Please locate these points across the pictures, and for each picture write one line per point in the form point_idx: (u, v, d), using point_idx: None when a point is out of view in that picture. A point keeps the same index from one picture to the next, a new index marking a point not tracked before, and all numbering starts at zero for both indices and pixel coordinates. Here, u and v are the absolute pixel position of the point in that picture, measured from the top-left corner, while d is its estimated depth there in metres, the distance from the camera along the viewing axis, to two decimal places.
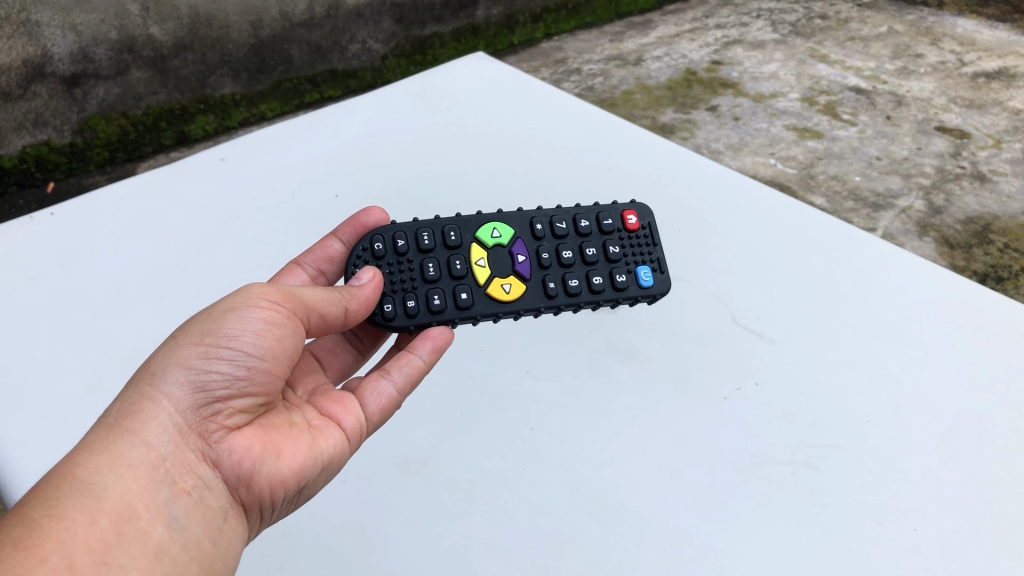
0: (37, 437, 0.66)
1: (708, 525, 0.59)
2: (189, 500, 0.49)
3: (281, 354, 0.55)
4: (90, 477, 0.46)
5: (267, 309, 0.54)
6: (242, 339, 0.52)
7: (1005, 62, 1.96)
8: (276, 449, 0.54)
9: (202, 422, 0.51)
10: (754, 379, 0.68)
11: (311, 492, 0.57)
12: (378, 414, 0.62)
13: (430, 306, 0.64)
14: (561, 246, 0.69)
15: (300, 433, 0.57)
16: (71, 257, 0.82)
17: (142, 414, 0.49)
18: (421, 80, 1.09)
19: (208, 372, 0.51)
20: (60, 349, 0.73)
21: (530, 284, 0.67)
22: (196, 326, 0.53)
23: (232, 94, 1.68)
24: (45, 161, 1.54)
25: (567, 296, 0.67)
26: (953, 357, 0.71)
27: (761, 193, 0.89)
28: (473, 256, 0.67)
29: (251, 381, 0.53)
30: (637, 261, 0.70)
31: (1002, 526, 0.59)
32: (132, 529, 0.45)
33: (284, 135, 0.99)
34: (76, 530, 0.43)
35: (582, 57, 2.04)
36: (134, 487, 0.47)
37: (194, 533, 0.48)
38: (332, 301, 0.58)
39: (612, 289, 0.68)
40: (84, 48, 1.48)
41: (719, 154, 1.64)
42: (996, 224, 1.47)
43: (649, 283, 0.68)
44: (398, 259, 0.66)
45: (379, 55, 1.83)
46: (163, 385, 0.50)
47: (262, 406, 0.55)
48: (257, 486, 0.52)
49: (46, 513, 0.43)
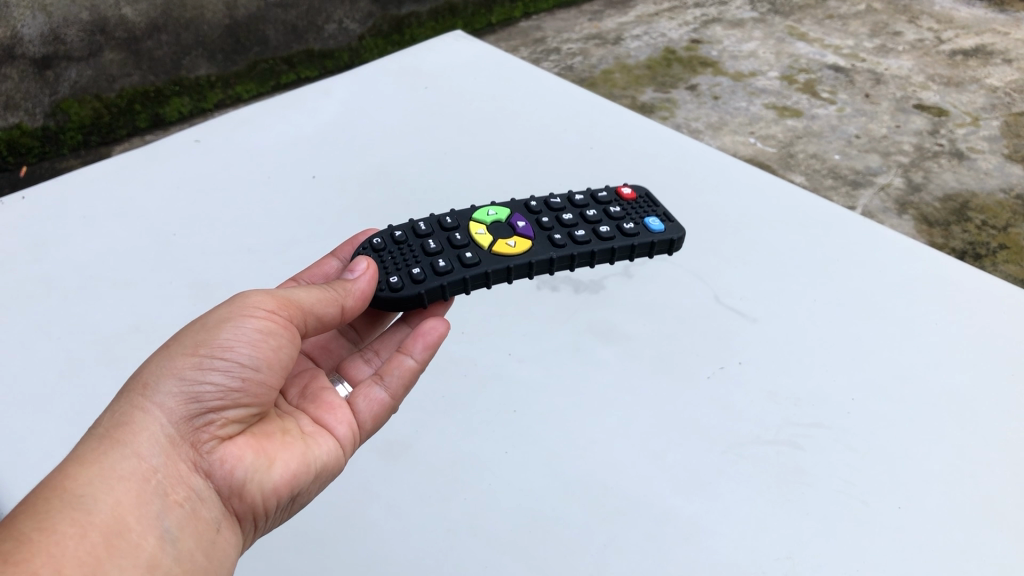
0: (13, 426, 0.64)
1: (693, 505, 0.60)
2: (181, 512, 0.48)
3: (276, 365, 0.54)
4: (80, 490, 0.44)
5: (262, 319, 0.53)
6: (237, 350, 0.52)
7: (983, 40, 1.98)
8: (270, 457, 0.53)
9: (195, 433, 0.50)
10: (737, 359, 0.69)
11: (304, 501, 0.57)
12: (371, 421, 0.61)
13: (438, 269, 0.62)
14: (559, 213, 0.68)
15: (293, 440, 0.56)
16: (44, 243, 0.80)
17: (134, 425, 0.48)
18: (400, 61, 1.08)
19: (202, 383, 0.50)
20: (33, 337, 0.71)
21: (536, 241, 0.65)
22: (190, 336, 0.52)
23: (208, 75, 1.63)
24: (17, 144, 1.50)
25: (576, 244, 0.65)
26: (934, 337, 0.72)
27: (741, 172, 0.90)
28: (473, 226, 0.66)
29: (245, 392, 0.52)
30: (643, 214, 0.69)
31: (984, 501, 0.60)
32: (123, 542, 0.44)
33: (261, 117, 0.97)
34: (66, 543, 0.42)
35: (561, 36, 2.03)
36: (125, 500, 0.45)
37: (185, 545, 0.47)
38: (328, 301, 0.57)
39: (622, 236, 0.66)
40: (56, 29, 1.45)
41: (698, 133, 1.63)
42: (974, 201, 1.49)
43: (659, 228, 0.67)
44: (398, 245, 0.65)
45: (356, 35, 1.80)
46: (155, 395, 0.49)
47: (256, 415, 0.54)
48: (250, 496, 0.52)
49: (36, 526, 0.42)
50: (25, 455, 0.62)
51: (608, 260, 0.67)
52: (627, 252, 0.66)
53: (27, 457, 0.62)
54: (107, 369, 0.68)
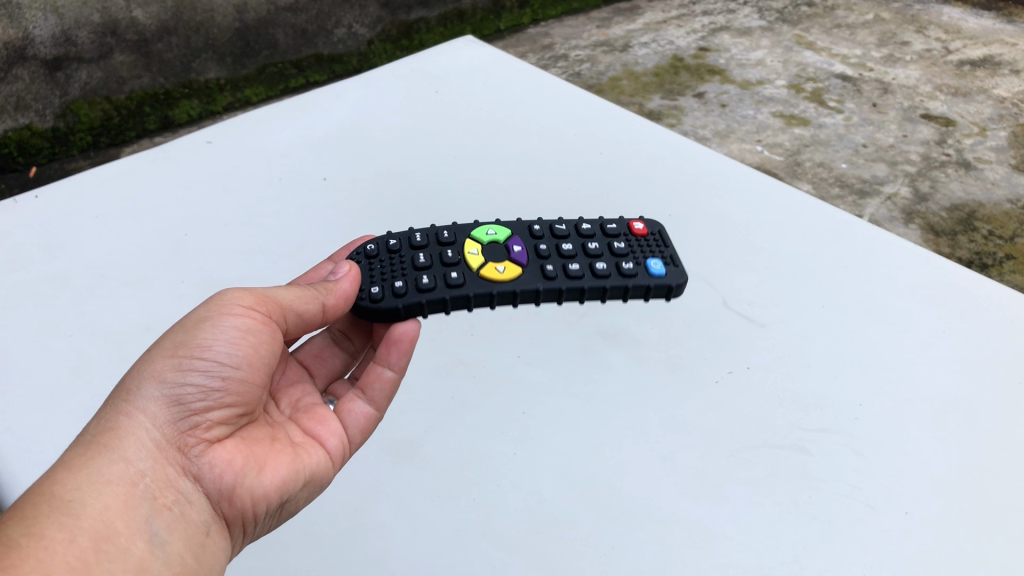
0: (22, 422, 0.65)
1: (701, 508, 0.59)
2: (171, 515, 0.50)
3: (257, 366, 0.57)
4: (69, 495, 0.47)
5: (240, 317, 0.55)
6: (217, 350, 0.54)
7: (991, 50, 1.98)
8: (258, 463, 0.56)
9: (182, 436, 0.53)
10: (745, 364, 0.69)
11: (293, 507, 0.59)
12: (359, 435, 0.65)
13: (419, 284, 0.63)
14: (561, 242, 0.69)
15: (282, 448, 0.60)
16: (55, 241, 0.81)
17: (120, 430, 0.50)
18: (410, 64, 1.09)
19: (184, 385, 0.53)
20: (44, 334, 0.71)
21: (527, 269, 0.65)
22: (169, 340, 0.54)
23: (217, 78, 1.65)
24: (28, 146, 1.51)
25: (567, 279, 0.65)
26: (941, 343, 0.71)
27: (749, 178, 0.90)
28: (467, 245, 0.67)
29: (228, 393, 0.55)
30: (646, 255, 0.68)
31: (991, 509, 0.60)
32: (113, 545, 0.46)
33: (272, 119, 0.98)
34: (56, 548, 0.44)
35: (569, 43, 2.04)
36: (113, 504, 0.47)
37: (175, 547, 0.49)
38: (307, 298, 0.59)
39: (618, 275, 0.66)
40: (67, 31, 1.46)
41: (706, 140, 1.63)
42: (981, 211, 1.48)
43: (660, 272, 0.66)
44: (389, 254, 0.66)
45: (365, 40, 1.81)
46: (139, 400, 0.52)
47: (241, 419, 0.57)
48: (238, 499, 0.54)
49: (26, 532, 0.44)
50: (34, 451, 0.63)
51: (599, 297, 0.66)
52: (620, 292, 0.66)
53: (34, 453, 0.63)
54: (117, 367, 0.68)
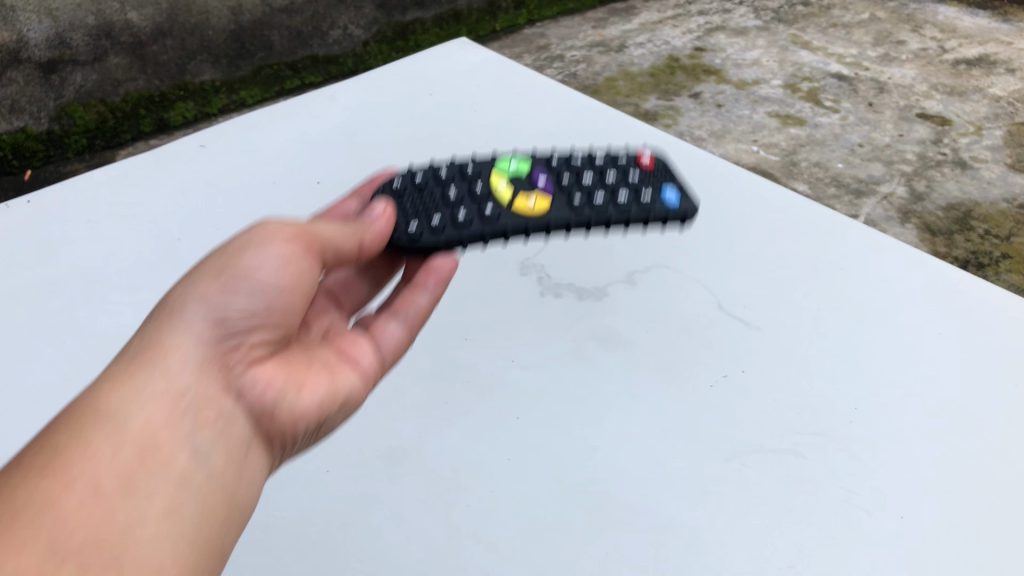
0: (16, 429, 0.64)
1: (696, 514, 0.59)
2: (214, 431, 0.45)
3: (301, 290, 0.51)
4: (108, 406, 0.42)
5: (283, 244, 0.49)
6: (262, 273, 0.48)
7: (986, 49, 1.99)
8: (298, 382, 0.51)
9: (225, 350, 0.47)
10: (741, 368, 0.69)
11: (328, 430, 0.55)
12: (393, 355, 0.60)
13: (455, 221, 0.57)
14: (580, 169, 0.62)
15: (319, 369, 0.53)
16: (48, 245, 0.80)
17: (164, 342, 0.45)
18: (405, 66, 1.09)
19: (229, 303, 0.47)
20: (37, 340, 0.71)
21: (554, 199, 0.59)
22: (215, 260, 0.49)
23: (212, 80, 1.65)
24: (22, 148, 1.50)
25: (594, 210, 0.58)
26: (937, 346, 0.71)
27: (744, 180, 0.90)
28: (494, 176, 0.60)
29: (274, 315, 0.49)
30: (660, 183, 0.61)
31: (988, 513, 0.60)
32: (156, 459, 0.41)
33: (266, 122, 0.98)
34: (98, 464, 0.39)
35: (565, 43, 2.03)
36: (156, 416, 0.43)
37: (219, 463, 0.45)
38: (347, 235, 0.53)
39: (639, 206, 0.59)
40: (61, 33, 1.45)
41: (701, 141, 1.63)
42: (977, 211, 1.49)
43: (676, 202, 0.59)
44: (417, 189, 0.60)
45: (360, 41, 1.81)
46: (185, 313, 0.46)
47: (283, 339, 0.52)
48: (281, 418, 0.49)
49: (61, 452, 0.39)
50: None
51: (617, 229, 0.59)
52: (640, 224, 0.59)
53: None
54: None
